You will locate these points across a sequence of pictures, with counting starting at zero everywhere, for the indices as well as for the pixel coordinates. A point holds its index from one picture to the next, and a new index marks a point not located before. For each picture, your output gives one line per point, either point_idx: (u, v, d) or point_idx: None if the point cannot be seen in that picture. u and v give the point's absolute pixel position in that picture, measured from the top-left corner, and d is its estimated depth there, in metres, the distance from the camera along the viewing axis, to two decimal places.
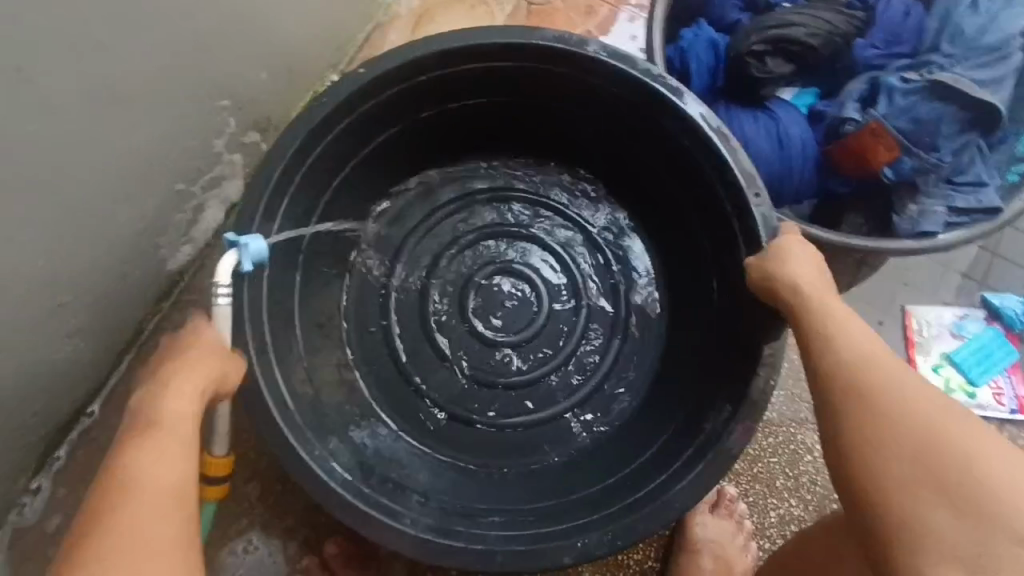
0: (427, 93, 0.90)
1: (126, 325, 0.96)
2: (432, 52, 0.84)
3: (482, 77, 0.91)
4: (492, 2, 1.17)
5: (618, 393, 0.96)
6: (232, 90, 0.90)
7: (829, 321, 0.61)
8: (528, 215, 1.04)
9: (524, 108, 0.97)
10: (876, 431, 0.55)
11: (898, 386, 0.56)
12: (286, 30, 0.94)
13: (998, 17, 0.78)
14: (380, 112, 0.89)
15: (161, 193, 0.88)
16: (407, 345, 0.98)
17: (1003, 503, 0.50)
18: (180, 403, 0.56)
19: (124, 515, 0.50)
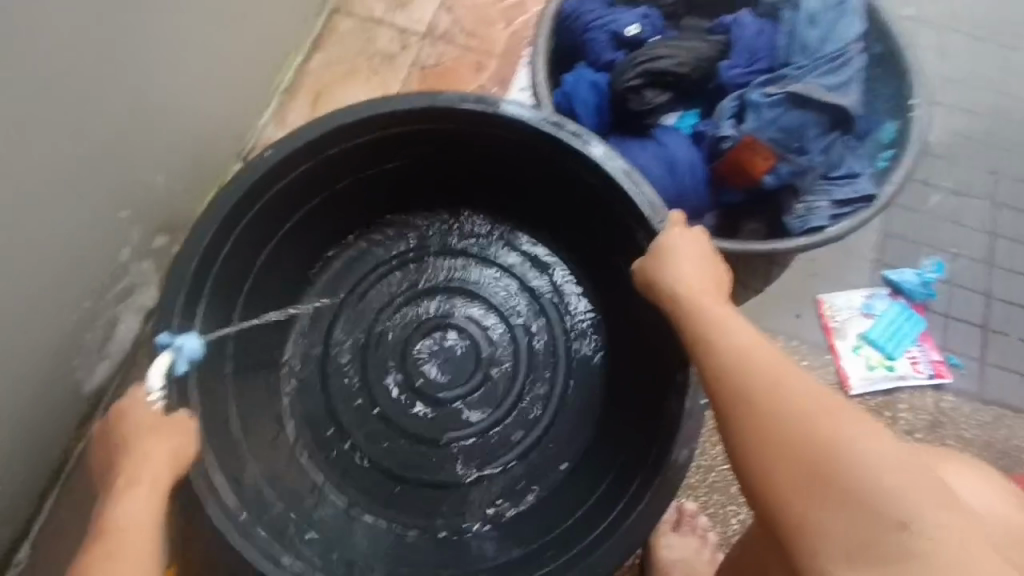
0: (330, 169, 0.91)
1: (49, 456, 0.92)
2: (326, 131, 0.86)
3: (383, 146, 0.93)
4: (385, 72, 1.21)
5: (566, 430, 0.97)
6: (131, 199, 0.90)
7: (715, 325, 0.64)
8: (455, 269, 1.05)
9: (432, 167, 1.00)
10: (763, 428, 0.57)
11: (779, 382, 0.58)
12: (180, 131, 0.95)
13: (834, 28, 0.86)
14: (286, 195, 0.90)
15: (68, 314, 0.86)
16: (352, 421, 0.97)
17: (886, 494, 0.51)
18: (135, 508, 0.61)
19: None
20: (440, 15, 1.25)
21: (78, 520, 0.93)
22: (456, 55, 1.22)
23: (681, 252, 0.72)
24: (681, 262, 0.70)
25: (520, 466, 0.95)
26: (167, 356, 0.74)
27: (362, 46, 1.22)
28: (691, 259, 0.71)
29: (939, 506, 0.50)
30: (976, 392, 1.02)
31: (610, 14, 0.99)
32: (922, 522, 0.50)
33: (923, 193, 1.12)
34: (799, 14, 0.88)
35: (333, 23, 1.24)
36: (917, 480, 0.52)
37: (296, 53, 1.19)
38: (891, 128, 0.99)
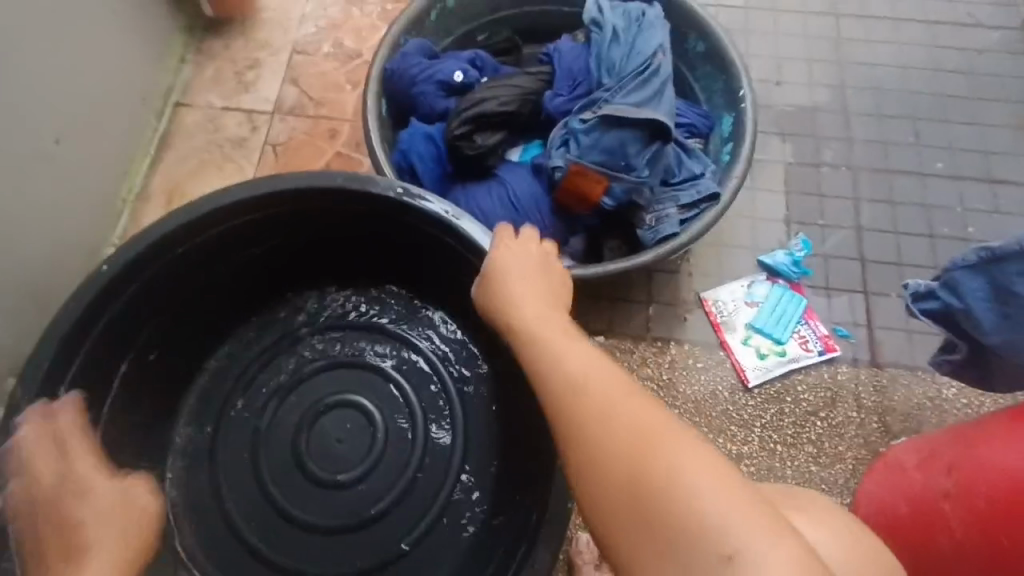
0: (171, 276, 0.88)
1: None
2: (147, 245, 0.82)
3: (225, 241, 0.90)
4: (238, 157, 1.19)
5: (470, 488, 0.94)
6: None
7: (546, 353, 0.62)
8: (338, 343, 1.03)
9: (287, 247, 0.98)
10: (594, 465, 0.55)
11: (605, 404, 0.57)
12: (10, 266, 0.92)
13: (636, 43, 0.87)
14: (128, 315, 0.85)
15: None
16: (253, 524, 0.94)
17: (708, 526, 0.50)
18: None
19: None
20: (284, 90, 1.24)
21: None
22: (308, 126, 1.22)
23: (517, 272, 0.71)
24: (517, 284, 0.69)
25: (429, 535, 0.93)
26: None
27: (210, 135, 1.21)
28: (524, 277, 0.70)
29: (761, 532, 0.49)
30: (870, 358, 1.02)
31: (434, 65, 1.00)
32: (748, 556, 0.48)
33: (784, 172, 1.13)
34: (604, 34, 0.89)
35: (178, 119, 1.22)
36: (733, 491, 0.51)
37: (143, 156, 1.17)
38: (728, 121, 1.01)
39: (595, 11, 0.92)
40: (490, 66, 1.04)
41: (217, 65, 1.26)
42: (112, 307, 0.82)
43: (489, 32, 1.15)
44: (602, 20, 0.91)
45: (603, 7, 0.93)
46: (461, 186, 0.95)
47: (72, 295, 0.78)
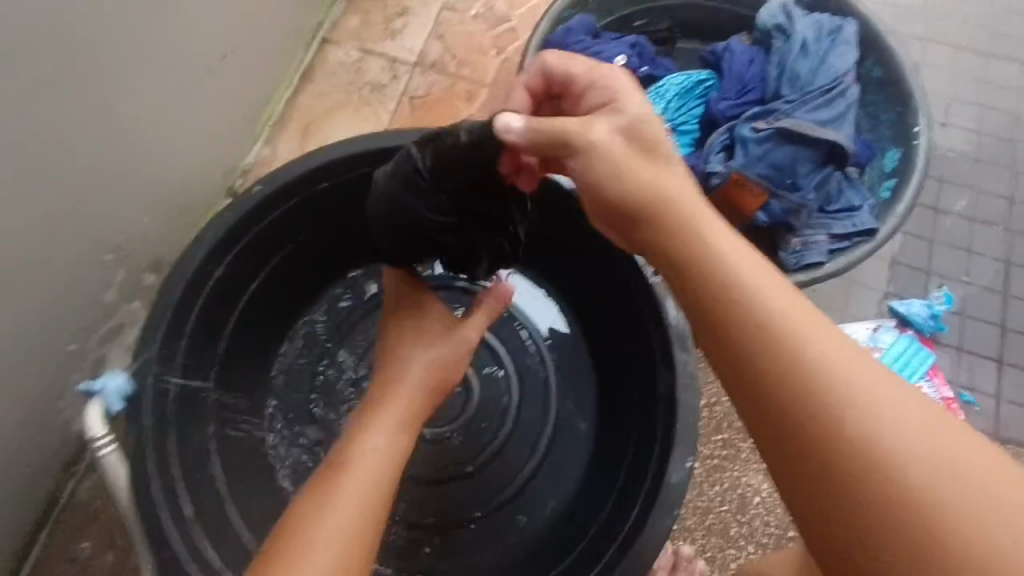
0: (313, 209, 0.90)
1: (35, 496, 0.92)
2: (302, 173, 0.86)
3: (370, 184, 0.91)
4: (375, 103, 1.21)
5: (562, 464, 0.92)
6: (114, 240, 0.90)
7: (708, 270, 0.51)
8: None
9: None
10: (815, 436, 0.44)
11: (802, 333, 0.47)
12: (163, 167, 0.95)
13: (826, 59, 0.84)
14: (270, 236, 0.88)
15: (51, 356, 0.86)
16: None
17: (953, 483, 0.40)
18: (384, 429, 0.68)
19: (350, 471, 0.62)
20: (431, 43, 1.24)
21: (68, 555, 0.94)
22: (448, 84, 1.22)
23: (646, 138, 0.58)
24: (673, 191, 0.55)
25: (514, 502, 0.91)
26: (97, 402, 0.76)
27: (352, 76, 1.22)
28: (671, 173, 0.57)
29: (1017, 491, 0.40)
30: (991, 430, 0.97)
31: (597, 46, 0.99)
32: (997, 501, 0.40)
33: (932, 219, 1.07)
34: (791, 43, 0.85)
35: (324, 54, 1.24)
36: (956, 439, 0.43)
37: (286, 85, 1.20)
38: (894, 155, 0.95)
39: (783, 18, 0.89)
40: (651, 55, 1.02)
41: (367, 8, 1.27)
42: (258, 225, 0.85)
43: (649, 18, 1.11)
44: (789, 28, 0.87)
45: (792, 15, 0.89)
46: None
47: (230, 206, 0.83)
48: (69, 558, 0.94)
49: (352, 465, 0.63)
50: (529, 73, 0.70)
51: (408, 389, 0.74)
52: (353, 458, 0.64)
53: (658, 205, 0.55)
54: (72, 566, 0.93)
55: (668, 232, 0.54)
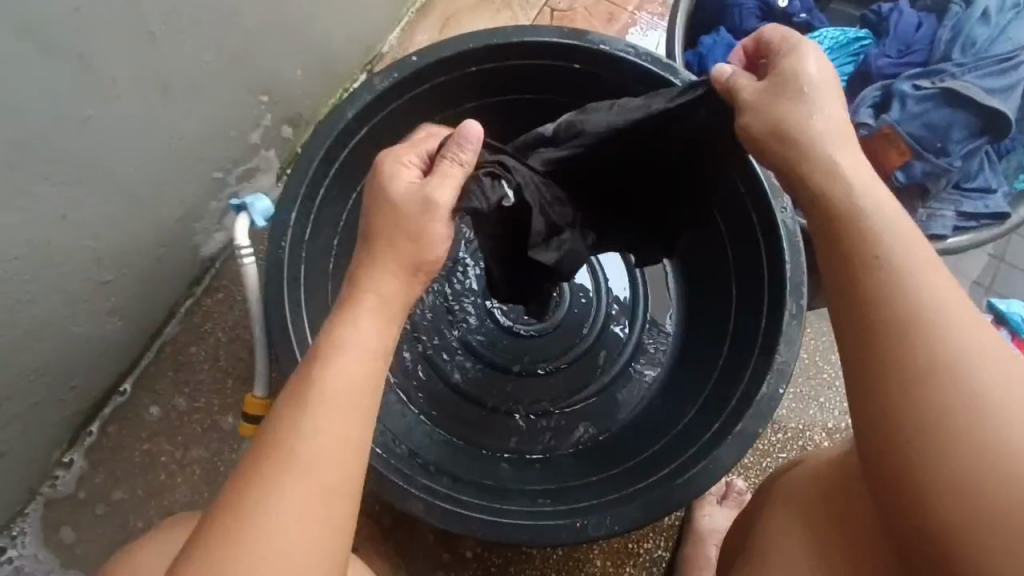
0: (453, 91, 0.93)
1: (159, 308, 0.99)
2: (455, 53, 0.88)
3: (512, 77, 0.94)
4: (516, 8, 1.22)
5: (640, 376, 0.97)
6: (272, 84, 0.94)
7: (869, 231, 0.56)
8: None
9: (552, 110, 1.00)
10: (896, 358, 0.52)
11: (930, 302, 0.53)
12: (324, 26, 0.98)
13: (1006, 30, 0.84)
14: (412, 108, 0.92)
15: (201, 180, 0.91)
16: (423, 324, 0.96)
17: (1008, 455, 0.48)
18: (364, 332, 0.57)
19: (324, 396, 0.53)
20: None
21: (177, 368, 1.02)
22: (590, 2, 1.22)
23: (817, 92, 0.60)
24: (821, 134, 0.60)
25: (589, 400, 0.96)
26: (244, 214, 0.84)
27: None
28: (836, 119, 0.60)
29: None
30: None
31: None
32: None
33: None
34: (972, 9, 0.85)
35: None
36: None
37: None
38: None
39: None
40: (810, 5, 1.00)
41: None
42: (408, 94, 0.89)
43: None
44: None
45: None
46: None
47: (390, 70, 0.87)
48: (178, 370, 1.02)
49: (316, 400, 0.53)
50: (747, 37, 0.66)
51: (379, 292, 0.58)
52: (316, 377, 0.54)
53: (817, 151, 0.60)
54: (179, 378, 1.01)
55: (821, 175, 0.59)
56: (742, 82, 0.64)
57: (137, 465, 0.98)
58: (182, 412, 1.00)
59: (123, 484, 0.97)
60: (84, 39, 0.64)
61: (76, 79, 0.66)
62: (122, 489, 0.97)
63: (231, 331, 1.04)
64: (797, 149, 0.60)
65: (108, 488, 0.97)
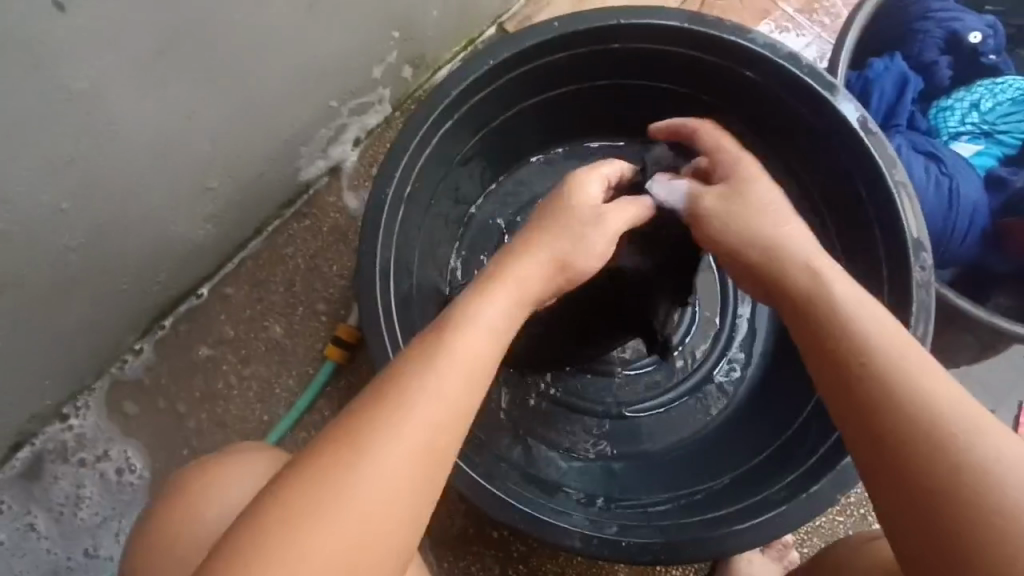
0: (585, 63, 0.90)
1: (249, 223, 1.00)
2: (597, 25, 0.85)
3: (643, 60, 0.91)
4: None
5: (713, 400, 0.93)
6: (405, 22, 0.91)
7: (823, 290, 0.58)
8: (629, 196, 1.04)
9: (671, 99, 0.98)
10: (866, 387, 0.52)
11: (892, 350, 0.53)
12: None
13: None
14: (542, 73, 0.90)
15: (317, 106, 0.89)
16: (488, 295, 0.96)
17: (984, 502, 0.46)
18: (496, 313, 0.57)
19: (454, 355, 0.53)
20: None
21: (253, 283, 1.03)
22: None
23: (752, 187, 0.66)
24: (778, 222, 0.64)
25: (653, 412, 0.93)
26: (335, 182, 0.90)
27: None
28: (771, 193, 0.66)
29: None
30: None
31: (956, 12, 0.89)
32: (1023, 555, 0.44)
33: None
34: None
35: None
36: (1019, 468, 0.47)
37: None
38: None
39: None
40: (1002, 47, 0.90)
41: None
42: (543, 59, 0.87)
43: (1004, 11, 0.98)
44: None
45: None
46: (896, 132, 0.87)
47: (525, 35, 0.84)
48: (254, 286, 1.03)
49: (450, 360, 0.52)
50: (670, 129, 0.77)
51: (523, 277, 0.59)
52: (448, 335, 0.54)
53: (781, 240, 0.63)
54: (254, 294, 1.03)
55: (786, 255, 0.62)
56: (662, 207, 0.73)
57: (199, 368, 1.01)
58: (250, 327, 1.02)
59: (184, 384, 1.00)
60: None
61: None
62: (182, 387, 1.00)
63: (311, 259, 1.04)
64: (740, 214, 0.65)
65: (169, 383, 1.00)
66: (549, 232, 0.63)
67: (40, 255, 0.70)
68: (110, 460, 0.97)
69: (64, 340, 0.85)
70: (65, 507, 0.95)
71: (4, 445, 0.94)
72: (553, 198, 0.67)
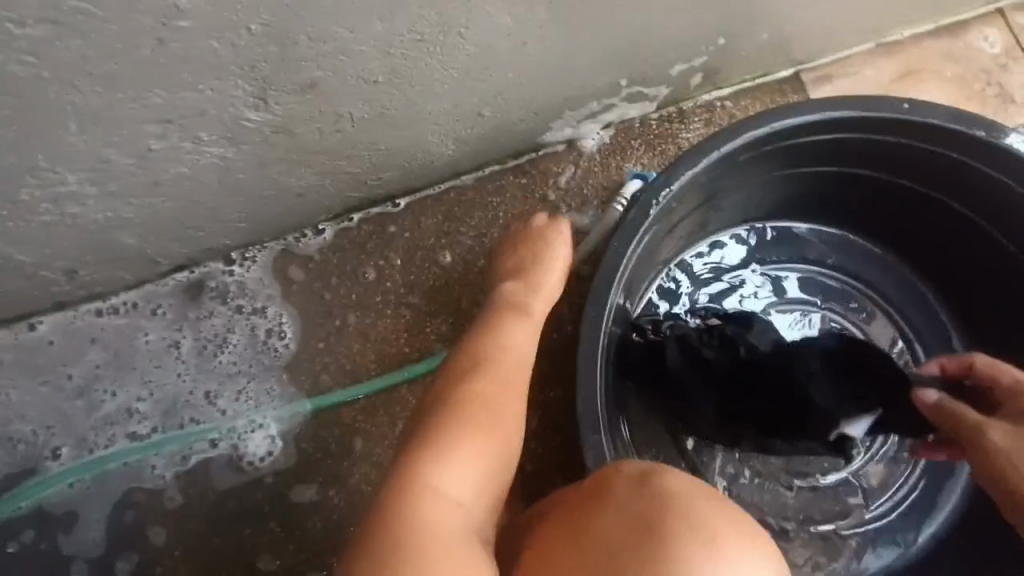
0: (887, 149, 0.86)
1: (476, 159, 0.95)
2: (923, 115, 0.81)
3: (943, 171, 0.86)
4: (987, 106, 1.01)
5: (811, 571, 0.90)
6: (733, 34, 0.84)
7: None
8: (840, 300, 0.97)
9: (945, 220, 0.92)
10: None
11: None
12: (816, 7, 0.85)
13: None
14: (840, 144, 0.85)
15: (610, 79, 0.84)
16: (669, 337, 0.87)
17: None
18: (520, 339, 0.74)
19: (497, 368, 0.71)
20: None
21: (449, 216, 0.99)
22: None
23: None
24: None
25: (805, 544, 0.91)
26: None
27: (991, 62, 1.02)
28: None
29: None
30: None
31: None
32: None
33: None
34: None
35: (989, 23, 1.03)
36: None
37: (933, 22, 1.01)
38: None
39: None
40: None
41: None
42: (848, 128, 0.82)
43: None
44: None
45: None
46: None
47: None
48: (450, 218, 0.99)
49: (495, 362, 0.72)
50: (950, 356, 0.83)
51: (527, 308, 0.77)
52: (489, 342, 0.73)
53: None
54: (445, 227, 0.99)
55: None
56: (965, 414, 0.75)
57: (366, 271, 0.98)
58: (429, 257, 0.99)
59: (347, 281, 0.98)
60: None
61: None
62: (344, 284, 0.98)
63: (511, 218, 0.99)
64: None
65: (335, 274, 0.98)
66: (554, 244, 0.82)
67: (328, 116, 0.67)
68: (263, 318, 0.97)
69: (279, 198, 0.84)
70: (209, 343, 0.96)
71: (170, 263, 0.94)
72: (506, 252, 0.84)
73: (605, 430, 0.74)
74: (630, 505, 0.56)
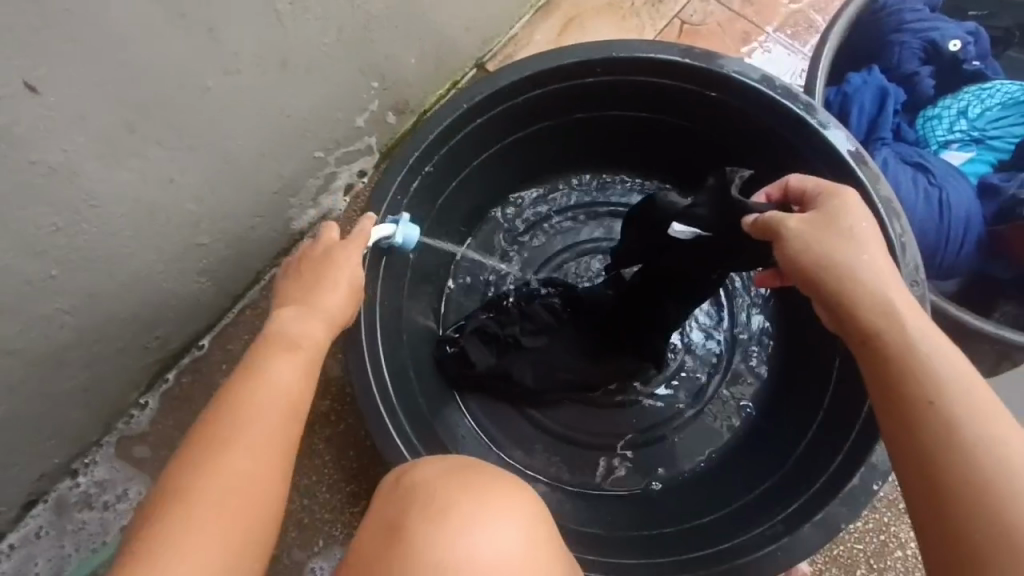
0: (550, 101, 0.91)
1: (245, 274, 0.99)
2: (557, 64, 0.85)
3: (610, 92, 0.91)
4: (644, 16, 1.13)
5: (704, 438, 0.94)
6: (384, 72, 0.92)
7: (904, 351, 0.57)
8: (604, 229, 1.05)
9: (645, 125, 0.98)
10: (923, 421, 0.54)
11: (958, 392, 0.54)
12: (441, 14, 0.94)
13: None
14: (508, 116, 0.90)
15: (303, 157, 0.91)
16: (466, 336, 0.93)
17: (997, 484, 0.50)
18: (286, 370, 0.63)
19: (260, 399, 0.60)
20: None
21: (253, 331, 1.02)
22: (725, 18, 1.12)
23: (864, 236, 0.62)
24: (874, 268, 0.61)
25: (704, 405, 0.96)
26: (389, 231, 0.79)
27: None
28: (883, 259, 0.62)
29: None
30: None
31: (931, 22, 0.89)
32: None
33: None
34: None
35: None
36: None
37: None
38: None
39: None
40: (985, 50, 0.92)
41: None
42: (501, 104, 0.87)
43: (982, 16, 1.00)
44: None
45: None
46: (881, 145, 0.87)
47: (480, 83, 0.84)
48: (253, 333, 1.02)
49: (257, 394, 0.60)
50: (771, 184, 0.72)
51: (304, 341, 0.65)
52: (249, 380, 0.61)
53: (880, 293, 0.60)
54: (252, 342, 1.01)
55: (877, 311, 0.59)
56: (783, 217, 0.64)
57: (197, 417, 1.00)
58: None
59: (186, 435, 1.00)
60: (210, 11, 0.62)
61: (204, 48, 0.65)
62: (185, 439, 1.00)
63: None
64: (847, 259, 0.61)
65: (173, 435, 1.00)
66: (332, 279, 0.69)
67: (33, 315, 0.72)
68: (122, 509, 0.97)
69: (64, 398, 0.87)
70: (91, 555, 0.96)
71: (16, 505, 0.95)
72: (300, 253, 0.74)
73: (412, 450, 0.78)
74: (381, 510, 0.58)
